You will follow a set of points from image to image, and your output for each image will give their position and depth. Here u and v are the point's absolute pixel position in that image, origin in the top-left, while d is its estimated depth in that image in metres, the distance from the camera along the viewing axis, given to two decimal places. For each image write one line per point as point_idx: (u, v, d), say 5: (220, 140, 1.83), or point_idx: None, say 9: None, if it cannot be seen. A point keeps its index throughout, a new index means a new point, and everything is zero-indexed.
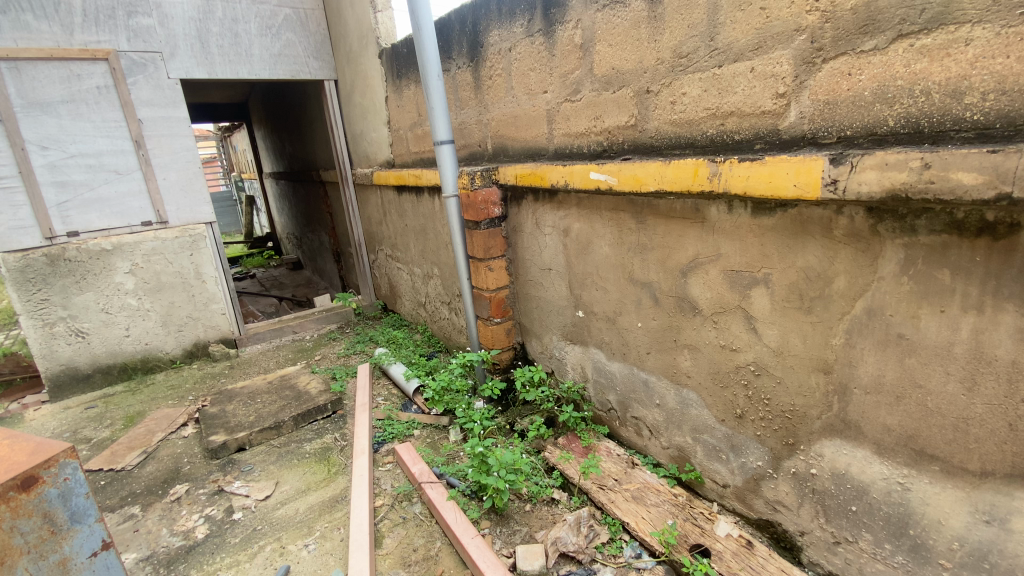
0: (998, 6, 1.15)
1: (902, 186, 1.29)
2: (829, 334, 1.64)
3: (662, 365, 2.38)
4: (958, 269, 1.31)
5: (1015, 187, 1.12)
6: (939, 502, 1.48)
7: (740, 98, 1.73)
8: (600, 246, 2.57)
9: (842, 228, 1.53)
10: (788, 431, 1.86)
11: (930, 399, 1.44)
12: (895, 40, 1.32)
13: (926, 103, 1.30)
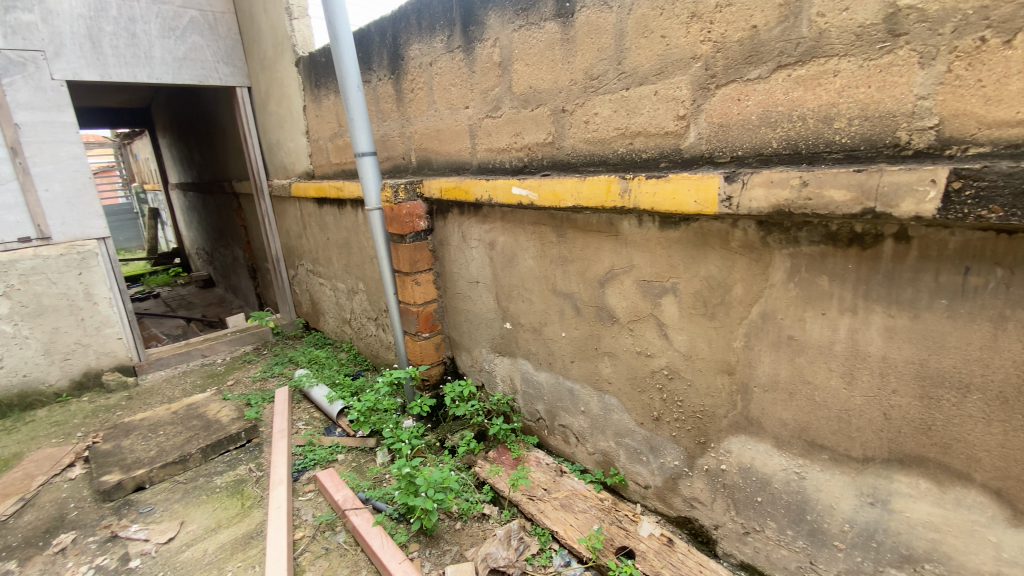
0: (859, 42, 1.29)
1: (785, 202, 1.43)
2: (731, 338, 1.77)
3: (585, 373, 2.45)
4: (835, 275, 1.46)
5: (877, 203, 1.27)
6: (830, 488, 1.63)
7: (646, 119, 1.85)
8: (524, 258, 2.62)
9: (738, 240, 1.66)
10: (700, 430, 1.98)
11: (817, 394, 1.58)
12: (775, 70, 1.46)
13: (802, 127, 1.44)
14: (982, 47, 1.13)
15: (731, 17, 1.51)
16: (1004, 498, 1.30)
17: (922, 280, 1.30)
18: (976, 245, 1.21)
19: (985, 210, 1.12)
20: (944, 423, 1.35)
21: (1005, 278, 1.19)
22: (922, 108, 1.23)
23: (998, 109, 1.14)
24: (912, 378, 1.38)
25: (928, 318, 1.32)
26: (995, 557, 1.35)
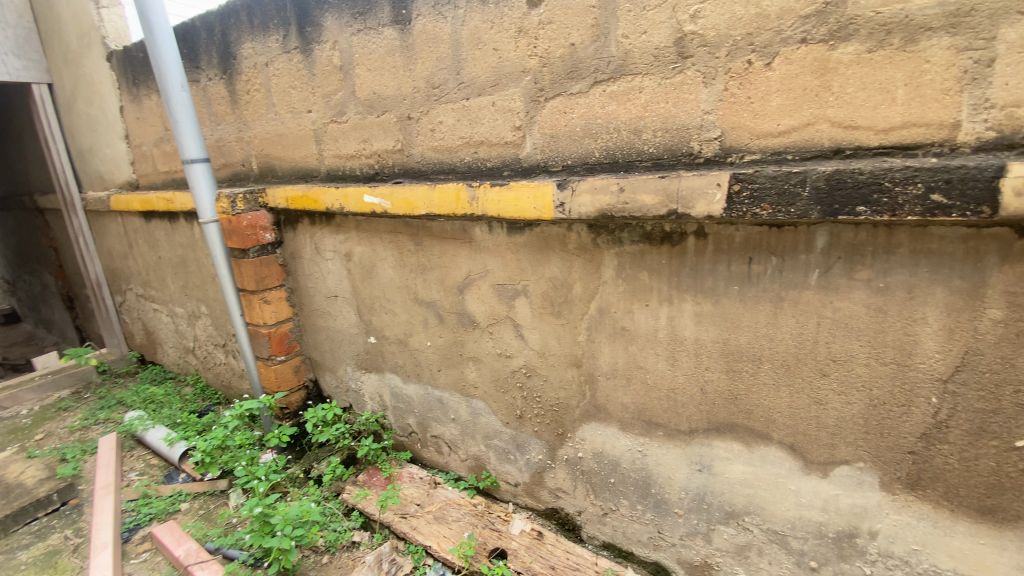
0: (657, 62, 1.46)
1: (608, 207, 1.57)
2: (576, 332, 1.90)
3: (450, 380, 2.44)
4: (654, 270, 1.63)
5: (678, 205, 1.44)
6: (667, 461, 1.82)
7: (487, 129, 1.91)
8: (380, 268, 2.54)
9: (574, 242, 1.79)
10: (558, 422, 2.08)
11: (649, 376, 1.76)
12: (593, 85, 1.61)
13: (618, 138, 1.60)
14: (749, 69, 1.33)
15: (552, 34, 1.64)
16: (796, 451, 1.53)
17: (719, 270, 1.51)
18: (755, 238, 1.43)
19: (758, 208, 1.32)
20: (745, 391, 1.57)
21: (777, 265, 1.41)
22: (708, 121, 1.42)
23: (763, 122, 1.34)
24: (719, 354, 1.58)
25: (725, 302, 1.53)
26: (793, 502, 1.58)
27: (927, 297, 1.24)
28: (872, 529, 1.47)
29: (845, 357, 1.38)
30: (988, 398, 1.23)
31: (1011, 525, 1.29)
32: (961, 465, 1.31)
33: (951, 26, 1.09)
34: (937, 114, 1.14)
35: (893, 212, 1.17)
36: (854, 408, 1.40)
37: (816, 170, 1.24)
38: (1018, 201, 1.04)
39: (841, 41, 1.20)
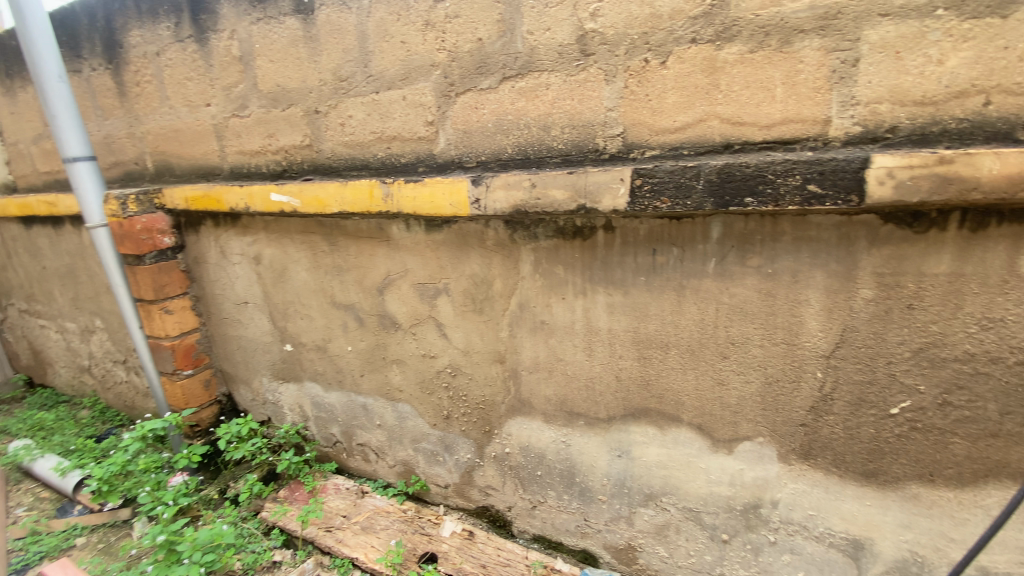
0: (562, 59, 1.49)
1: (521, 202, 1.57)
2: (497, 329, 1.89)
3: (374, 385, 2.36)
4: (569, 264, 1.66)
5: (587, 200, 1.47)
6: (589, 449, 1.86)
7: (398, 123, 1.86)
8: (294, 271, 2.41)
9: (491, 239, 1.77)
10: (484, 420, 2.06)
11: (569, 368, 1.79)
12: (502, 81, 1.61)
13: (529, 135, 1.61)
14: (647, 67, 1.38)
15: (459, 28, 1.63)
16: (704, 430, 1.62)
17: (627, 262, 1.57)
18: (658, 231, 1.49)
19: (658, 201, 1.38)
20: (656, 377, 1.64)
21: (679, 255, 1.48)
22: (611, 118, 1.47)
23: (661, 119, 1.40)
24: (631, 343, 1.64)
25: (635, 293, 1.58)
26: (704, 479, 1.67)
27: (809, 280, 1.34)
28: (774, 499, 1.58)
29: (742, 339, 1.47)
30: (864, 370, 1.35)
31: (889, 486, 1.42)
32: (845, 433, 1.43)
33: (820, 28, 1.18)
34: (811, 111, 1.23)
35: (776, 202, 1.25)
36: (751, 386, 1.50)
37: (708, 164, 1.31)
38: (879, 189, 1.15)
39: (726, 42, 1.27)
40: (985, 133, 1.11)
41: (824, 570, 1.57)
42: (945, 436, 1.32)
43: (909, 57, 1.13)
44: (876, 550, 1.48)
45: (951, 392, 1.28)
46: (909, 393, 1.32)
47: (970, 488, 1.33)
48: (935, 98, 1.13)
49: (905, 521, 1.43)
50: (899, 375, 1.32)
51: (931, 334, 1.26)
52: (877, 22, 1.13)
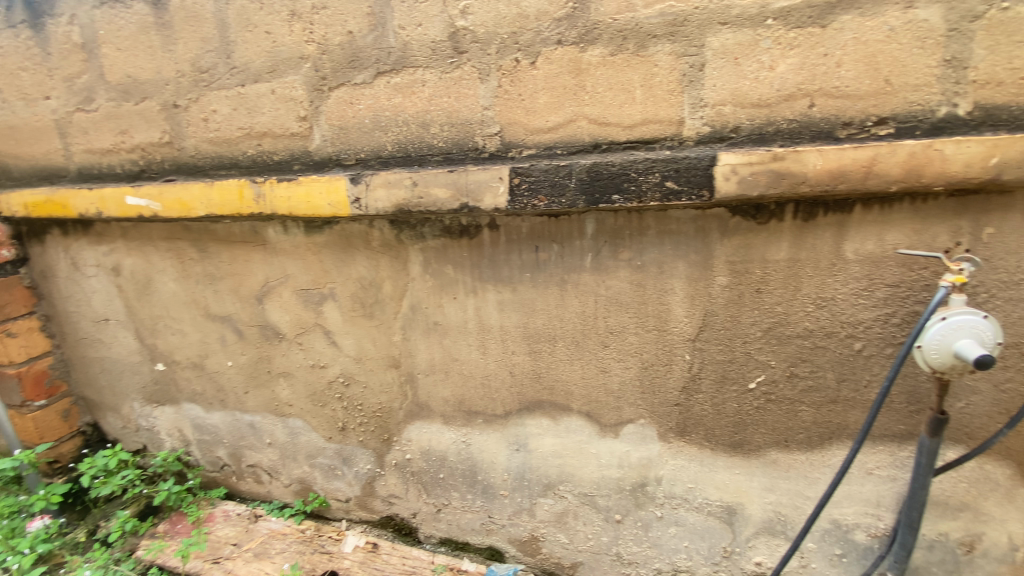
0: (435, 55, 1.47)
1: (403, 202, 1.53)
2: (389, 333, 1.83)
3: (262, 401, 2.20)
4: (457, 263, 1.64)
5: (468, 198, 1.46)
6: (488, 447, 1.86)
7: (269, 119, 1.74)
8: (163, 282, 2.18)
9: (377, 240, 1.71)
10: (382, 428, 1.99)
11: (464, 367, 1.77)
12: (377, 77, 1.55)
13: (408, 132, 1.56)
14: (517, 67, 1.40)
15: (328, 20, 1.56)
16: (592, 417, 1.68)
17: (512, 259, 1.58)
18: (539, 228, 1.52)
19: (536, 199, 1.41)
20: (547, 369, 1.67)
21: (559, 251, 1.52)
22: (488, 116, 1.46)
23: (535, 118, 1.42)
24: (522, 338, 1.66)
25: (522, 289, 1.60)
26: (596, 464, 1.74)
27: (673, 270, 1.44)
28: (658, 476, 1.68)
29: (619, 328, 1.55)
30: (725, 350, 1.47)
31: (753, 454, 1.56)
32: (713, 409, 1.55)
33: (670, 34, 1.26)
34: (666, 112, 1.32)
35: (640, 199, 1.32)
36: (630, 371, 1.58)
37: (578, 164, 1.36)
38: (726, 185, 1.25)
39: (589, 44, 1.32)
40: (811, 133, 1.23)
41: (705, 538, 1.69)
42: (795, 405, 1.47)
43: (746, 63, 1.23)
44: (747, 513, 1.62)
45: (796, 365, 1.43)
46: (763, 368, 1.46)
47: (817, 450, 1.50)
48: (769, 101, 1.24)
49: (768, 485, 1.57)
50: (753, 352, 1.45)
51: (777, 315, 1.39)
52: (718, 29, 1.23)
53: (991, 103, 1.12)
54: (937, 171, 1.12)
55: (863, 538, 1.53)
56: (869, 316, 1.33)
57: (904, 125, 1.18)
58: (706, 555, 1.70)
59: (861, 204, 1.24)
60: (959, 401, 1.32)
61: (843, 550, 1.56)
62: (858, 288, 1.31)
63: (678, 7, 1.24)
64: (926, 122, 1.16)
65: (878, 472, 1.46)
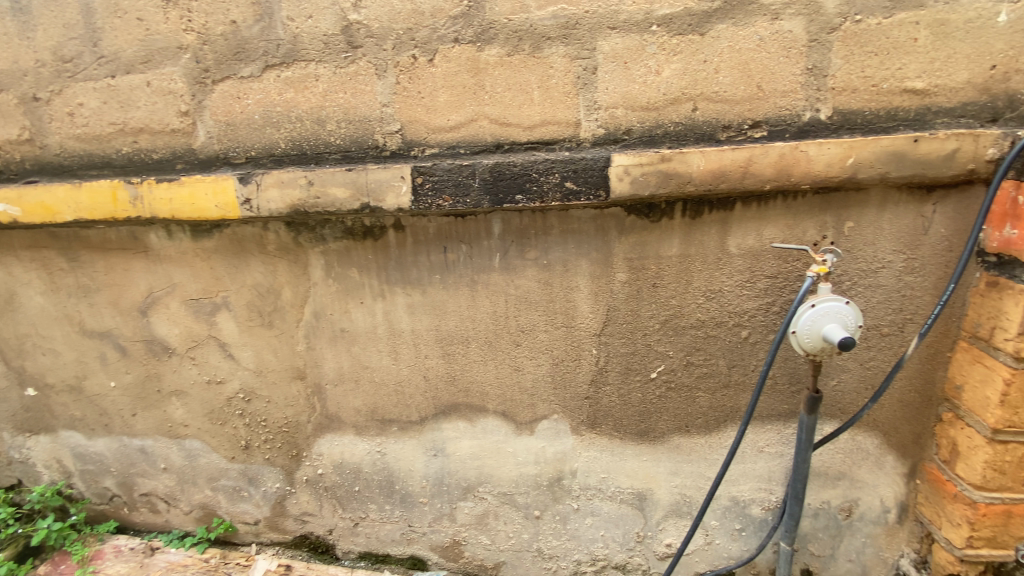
0: (328, 49, 1.40)
1: (299, 202, 1.44)
2: (293, 342, 1.72)
3: (153, 423, 2.00)
4: (362, 266, 1.58)
5: (369, 198, 1.40)
6: (405, 455, 1.80)
7: (145, 113, 1.57)
8: (26, 296, 1.92)
9: (273, 243, 1.61)
10: (290, 443, 1.88)
11: (376, 374, 1.71)
12: (266, 70, 1.45)
13: (302, 128, 1.47)
14: (415, 63, 1.36)
15: (208, 8, 1.44)
16: (507, 416, 1.69)
17: (420, 261, 1.54)
18: (446, 228, 1.49)
19: (440, 199, 1.37)
20: (461, 371, 1.65)
21: (467, 251, 1.51)
22: (387, 114, 1.41)
23: (435, 116, 1.39)
24: (434, 341, 1.63)
25: (431, 291, 1.57)
26: (513, 463, 1.74)
27: (577, 268, 1.48)
28: (573, 469, 1.71)
29: (529, 326, 1.56)
30: (628, 343, 1.53)
31: (658, 441, 1.63)
32: (620, 401, 1.60)
33: (564, 37, 1.28)
34: (564, 113, 1.34)
35: (542, 199, 1.34)
36: (542, 368, 1.60)
37: (481, 164, 1.35)
38: (621, 185, 1.30)
39: (486, 43, 1.31)
40: (696, 135, 1.30)
41: (620, 526, 1.75)
42: (693, 392, 1.56)
43: (635, 67, 1.28)
44: (656, 498, 1.70)
45: (692, 354, 1.51)
46: (663, 359, 1.53)
47: (714, 433, 1.59)
48: (657, 104, 1.30)
49: (674, 469, 1.66)
50: (654, 344, 1.52)
51: (672, 307, 1.47)
52: (608, 34, 1.26)
53: (848, 109, 1.24)
54: (804, 170, 1.23)
55: (759, 511, 1.65)
56: (753, 306, 1.43)
57: (776, 128, 1.27)
58: (621, 541, 1.76)
59: (742, 202, 1.34)
60: (832, 379, 1.45)
61: (742, 525, 1.67)
62: (742, 280, 1.41)
63: (570, 10, 1.26)
64: (794, 126, 1.26)
65: (768, 449, 1.58)
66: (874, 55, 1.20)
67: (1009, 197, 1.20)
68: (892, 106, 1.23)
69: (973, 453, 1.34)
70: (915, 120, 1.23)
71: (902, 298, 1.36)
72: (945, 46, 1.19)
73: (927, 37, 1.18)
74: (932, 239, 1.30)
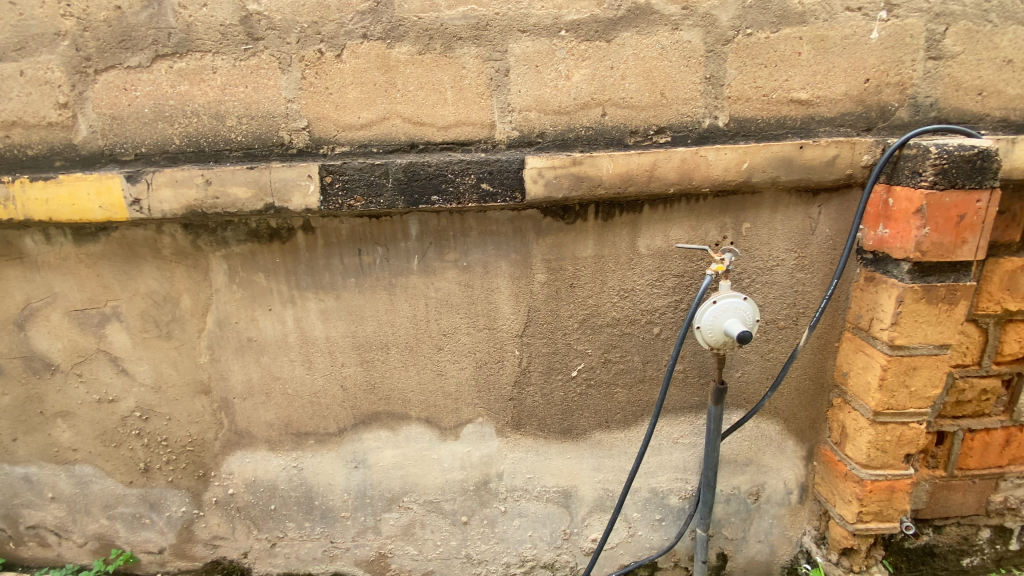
0: (226, 40, 1.31)
1: (195, 203, 1.34)
2: (195, 354, 1.60)
3: (33, 450, 1.77)
4: (269, 271, 1.50)
5: (274, 198, 1.33)
6: (323, 468, 1.71)
7: (17, 104, 1.39)
8: None
9: (169, 247, 1.49)
10: (196, 463, 1.73)
11: (289, 386, 1.62)
12: (156, 60, 1.34)
13: (198, 124, 1.37)
14: (322, 58, 1.30)
15: None
16: (431, 422, 1.65)
17: (333, 264, 1.48)
18: (359, 230, 1.44)
19: (352, 200, 1.32)
20: (381, 379, 1.60)
21: (383, 254, 1.46)
22: (293, 110, 1.34)
23: (345, 114, 1.34)
24: (351, 348, 1.57)
25: (347, 296, 1.51)
26: (438, 469, 1.70)
27: (496, 270, 1.47)
28: (499, 471, 1.70)
29: (450, 329, 1.54)
30: (548, 343, 1.54)
31: (581, 438, 1.66)
32: (543, 400, 1.62)
33: (475, 37, 1.28)
34: (478, 114, 1.33)
35: (458, 200, 1.32)
36: (465, 371, 1.58)
37: (394, 163, 1.30)
38: (535, 187, 1.31)
39: (395, 41, 1.28)
40: (606, 139, 1.34)
41: (547, 525, 1.75)
42: (611, 388, 1.60)
43: (545, 71, 1.30)
44: (581, 495, 1.72)
45: (609, 351, 1.55)
46: (582, 357, 1.56)
47: (633, 427, 1.64)
48: (568, 108, 1.32)
49: (596, 465, 1.69)
50: (574, 343, 1.54)
51: (589, 306, 1.50)
52: (519, 37, 1.27)
53: (743, 116, 1.32)
54: (705, 174, 1.29)
55: (677, 500, 1.71)
56: (663, 303, 1.49)
57: (679, 134, 1.33)
58: (548, 540, 1.77)
59: (649, 204, 1.39)
60: (736, 371, 1.54)
61: (662, 515, 1.73)
62: (652, 279, 1.47)
63: (480, 11, 1.26)
64: (695, 131, 1.33)
65: (682, 440, 1.65)
66: (764, 66, 1.29)
67: (881, 199, 1.32)
68: (781, 114, 1.32)
69: (858, 434, 1.45)
70: (802, 128, 1.33)
71: (795, 293, 1.46)
72: (825, 60, 1.29)
73: (810, 51, 1.28)
74: (819, 238, 1.41)
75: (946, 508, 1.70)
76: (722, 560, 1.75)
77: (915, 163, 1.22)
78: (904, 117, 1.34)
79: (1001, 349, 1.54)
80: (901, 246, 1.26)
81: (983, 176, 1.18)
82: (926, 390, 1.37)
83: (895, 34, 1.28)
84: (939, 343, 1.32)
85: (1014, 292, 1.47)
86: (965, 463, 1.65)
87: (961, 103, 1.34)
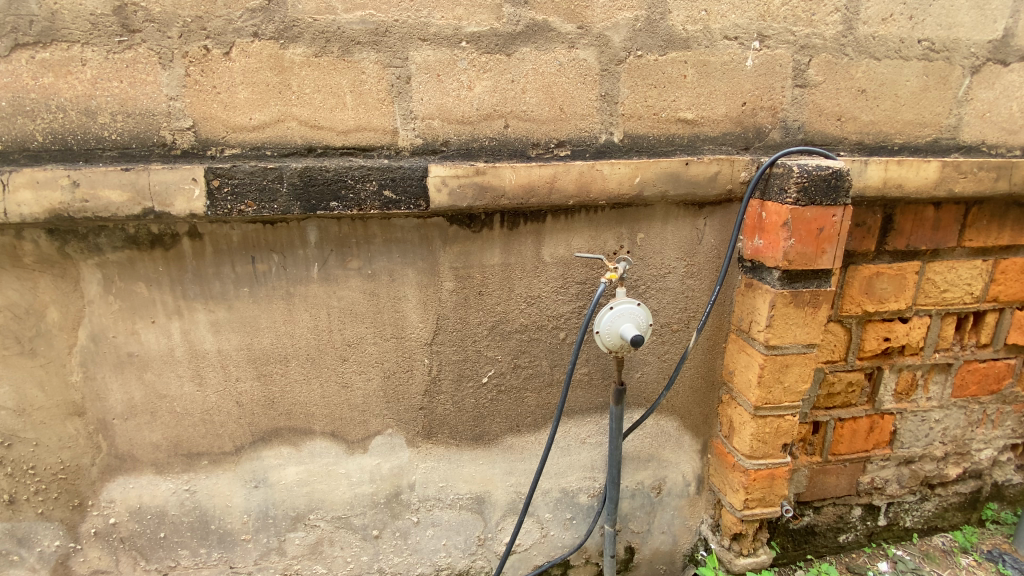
0: (97, 30, 1.20)
1: (61, 206, 1.21)
2: (65, 372, 1.45)
3: None
4: (151, 280, 1.39)
5: (153, 202, 1.24)
6: (219, 489, 1.60)
7: None
8: None
9: (30, 254, 1.34)
10: (70, 492, 1.56)
11: (176, 404, 1.51)
12: (14, 49, 1.19)
13: (65, 120, 1.24)
14: (208, 55, 1.23)
15: None
16: (337, 436, 1.60)
17: (224, 272, 1.40)
18: (252, 237, 1.37)
19: (242, 205, 1.25)
20: (281, 393, 1.53)
21: (280, 262, 1.40)
22: (176, 108, 1.26)
23: (235, 115, 1.27)
24: (246, 362, 1.48)
25: (240, 306, 1.43)
26: (346, 485, 1.64)
27: (403, 278, 1.46)
28: (411, 482, 1.67)
29: (356, 340, 1.50)
30: (457, 350, 1.55)
31: (492, 443, 1.67)
32: (455, 407, 1.61)
33: (374, 43, 1.26)
34: (379, 121, 1.32)
35: (359, 207, 1.29)
36: (372, 383, 1.55)
37: (290, 167, 1.25)
38: (438, 195, 1.31)
39: (289, 41, 1.24)
40: (509, 150, 1.37)
41: (461, 532, 1.75)
42: (521, 392, 1.63)
43: (447, 80, 1.30)
44: (493, 499, 1.73)
45: (518, 357, 1.58)
46: (492, 363, 1.57)
47: (542, 430, 1.68)
48: (470, 119, 1.34)
49: (508, 469, 1.71)
50: (482, 349, 1.56)
51: (498, 314, 1.52)
52: (419, 45, 1.27)
53: (636, 133, 1.40)
54: (601, 187, 1.36)
55: (586, 499, 1.77)
56: (568, 309, 1.54)
57: (578, 148, 1.39)
58: (462, 548, 1.76)
59: (552, 215, 1.43)
60: (635, 372, 1.62)
61: (572, 514, 1.78)
62: (555, 286, 1.51)
63: (378, 17, 1.25)
64: (592, 146, 1.39)
65: (589, 440, 1.71)
66: (653, 86, 1.37)
67: (756, 213, 1.45)
68: (671, 132, 1.41)
69: (743, 427, 1.58)
70: (688, 146, 1.43)
71: (685, 298, 1.57)
72: (708, 83, 1.40)
73: (693, 74, 1.38)
74: (705, 248, 1.53)
75: (823, 491, 1.88)
76: (630, 553, 1.83)
77: (782, 181, 1.35)
78: (776, 138, 1.49)
79: (862, 346, 1.73)
80: (772, 256, 1.39)
81: (837, 194, 1.33)
82: (798, 385, 1.51)
83: (766, 63, 1.41)
84: (807, 342, 1.47)
85: (871, 295, 1.67)
86: (837, 449, 1.84)
87: (824, 127, 1.50)
